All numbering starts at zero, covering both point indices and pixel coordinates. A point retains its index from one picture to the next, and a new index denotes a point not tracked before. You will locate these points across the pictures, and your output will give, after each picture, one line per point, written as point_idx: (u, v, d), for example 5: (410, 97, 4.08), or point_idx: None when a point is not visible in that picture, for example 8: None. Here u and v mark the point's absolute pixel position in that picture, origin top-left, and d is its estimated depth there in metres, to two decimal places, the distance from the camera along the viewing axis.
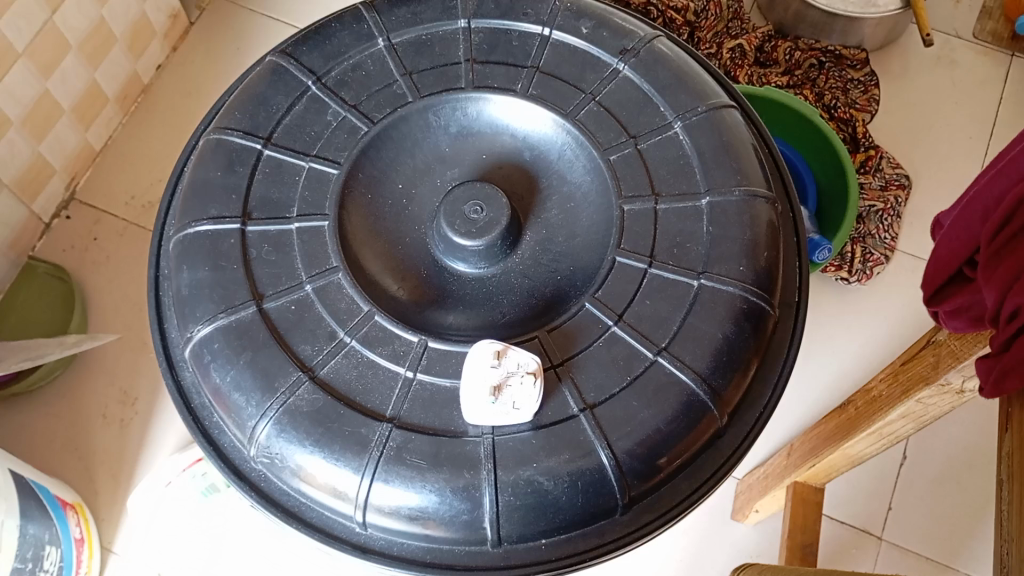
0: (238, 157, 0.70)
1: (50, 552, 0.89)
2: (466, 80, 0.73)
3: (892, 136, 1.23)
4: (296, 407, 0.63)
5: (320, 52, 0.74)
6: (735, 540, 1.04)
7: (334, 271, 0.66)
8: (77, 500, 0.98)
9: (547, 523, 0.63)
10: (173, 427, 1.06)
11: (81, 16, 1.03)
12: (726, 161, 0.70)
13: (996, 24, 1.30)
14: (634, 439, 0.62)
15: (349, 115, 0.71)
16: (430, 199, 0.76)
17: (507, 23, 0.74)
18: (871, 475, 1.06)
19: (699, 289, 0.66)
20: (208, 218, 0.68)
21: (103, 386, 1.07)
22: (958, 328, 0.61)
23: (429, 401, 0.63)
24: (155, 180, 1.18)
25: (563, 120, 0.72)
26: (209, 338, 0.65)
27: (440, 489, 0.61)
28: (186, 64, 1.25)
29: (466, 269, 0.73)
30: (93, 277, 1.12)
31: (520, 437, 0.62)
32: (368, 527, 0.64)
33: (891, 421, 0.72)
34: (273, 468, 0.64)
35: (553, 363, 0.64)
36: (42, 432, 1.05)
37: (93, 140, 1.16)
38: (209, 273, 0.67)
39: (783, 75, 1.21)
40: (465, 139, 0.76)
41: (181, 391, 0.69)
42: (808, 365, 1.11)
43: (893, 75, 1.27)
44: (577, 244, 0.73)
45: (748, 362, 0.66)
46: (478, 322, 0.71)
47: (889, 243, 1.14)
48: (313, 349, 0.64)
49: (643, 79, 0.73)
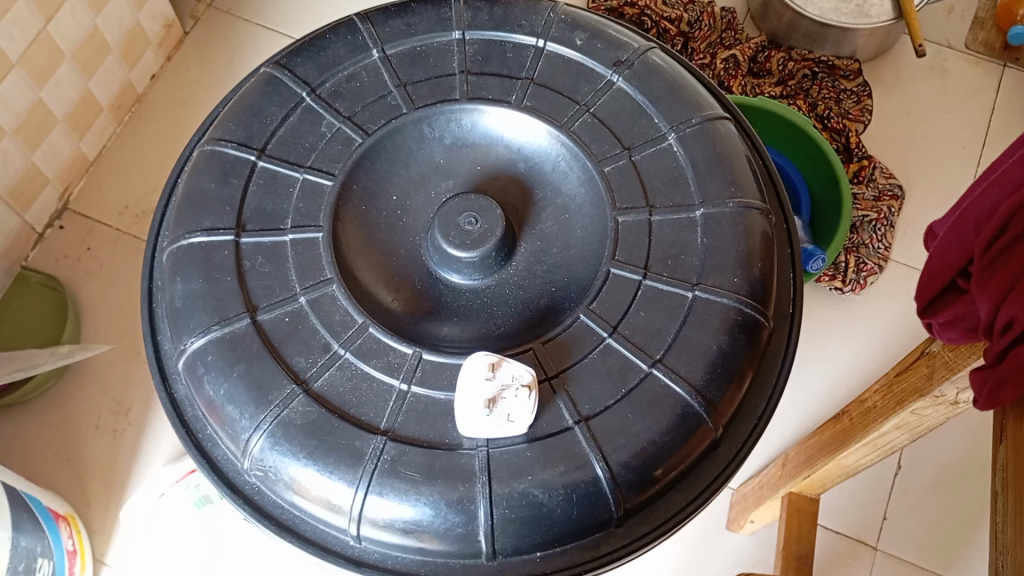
0: (232, 168, 0.70)
1: (42, 564, 0.88)
2: (461, 91, 0.73)
3: (884, 145, 1.23)
4: (290, 420, 0.62)
5: (314, 63, 0.74)
6: (729, 549, 1.04)
7: (328, 283, 0.66)
8: (70, 512, 0.98)
9: (542, 535, 0.62)
10: (166, 437, 1.06)
11: (75, 24, 1.03)
12: (721, 172, 0.70)
13: (988, 34, 1.30)
14: (629, 451, 0.62)
15: (344, 127, 0.71)
16: (424, 210, 0.76)
17: (501, 35, 0.74)
18: (865, 484, 1.06)
19: (693, 301, 0.66)
20: (202, 230, 0.68)
21: (96, 396, 1.07)
22: (952, 339, 0.61)
23: (424, 413, 0.63)
24: (149, 190, 1.17)
25: (557, 132, 0.72)
26: (203, 350, 0.65)
27: (434, 502, 0.61)
28: (180, 72, 1.25)
29: (461, 280, 0.73)
30: (87, 287, 1.12)
31: (514, 450, 0.61)
32: (362, 540, 0.64)
33: (886, 432, 0.72)
34: (266, 481, 0.64)
35: (547, 375, 0.64)
36: (33, 443, 1.04)
37: (87, 149, 1.16)
38: (202, 284, 0.66)
39: (776, 85, 1.22)
40: (459, 150, 0.76)
41: (174, 403, 0.68)
42: (803, 375, 1.11)
43: (886, 85, 1.27)
44: (572, 254, 0.73)
45: (743, 373, 0.66)
46: (473, 333, 0.70)
47: (883, 253, 1.14)
48: (307, 361, 0.64)
49: (637, 90, 0.73)
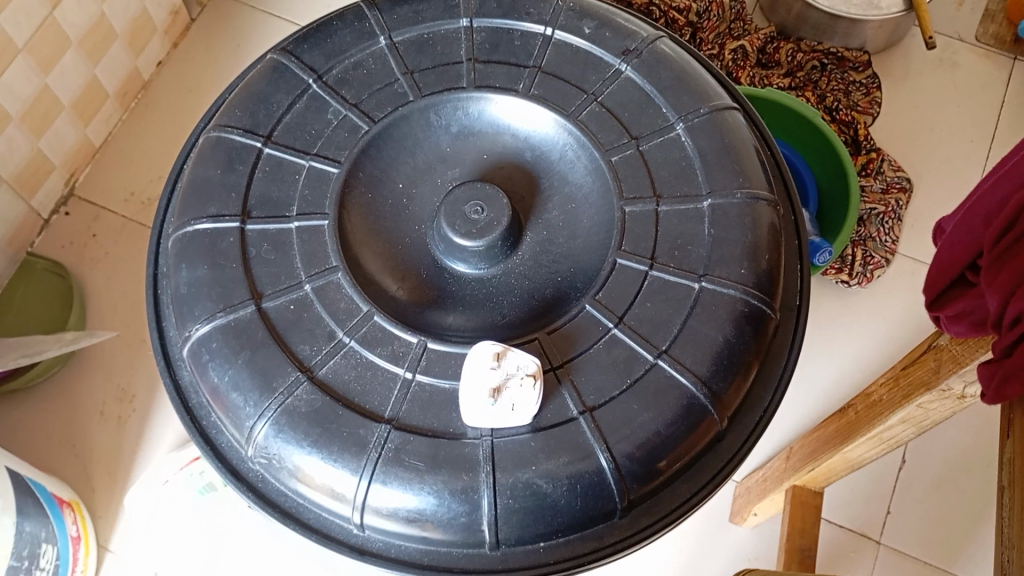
0: (238, 154, 0.70)
1: (46, 549, 0.88)
2: (468, 79, 0.72)
3: (893, 138, 1.22)
4: (294, 408, 0.62)
5: (321, 51, 0.73)
6: (732, 543, 1.04)
7: (333, 271, 0.66)
8: (74, 498, 0.98)
9: (546, 526, 0.62)
10: (171, 424, 1.06)
11: (80, 11, 1.02)
12: (729, 163, 0.69)
13: (999, 27, 1.29)
14: (634, 442, 0.62)
15: (350, 114, 0.71)
16: (430, 198, 0.76)
17: (509, 23, 0.74)
18: (870, 478, 1.06)
19: (699, 292, 0.66)
20: (207, 217, 0.68)
21: (101, 382, 1.07)
22: (960, 332, 0.61)
23: (428, 402, 0.63)
24: (154, 177, 1.17)
25: (564, 121, 0.71)
26: (208, 337, 0.65)
27: (438, 491, 0.61)
28: (187, 60, 1.25)
29: (466, 269, 0.72)
30: (92, 274, 1.12)
31: (519, 439, 0.61)
32: (365, 529, 0.64)
33: (891, 425, 0.71)
34: (270, 469, 0.64)
35: (552, 365, 0.64)
36: (38, 429, 1.04)
37: (93, 136, 1.16)
38: (207, 272, 0.66)
39: (785, 77, 1.21)
40: (466, 138, 0.76)
41: (178, 390, 0.68)
42: (808, 368, 1.11)
43: (894, 77, 1.26)
44: (578, 245, 0.73)
45: (749, 365, 0.66)
46: (477, 323, 0.70)
47: (890, 246, 1.14)
48: (312, 349, 0.64)
49: (645, 80, 0.72)
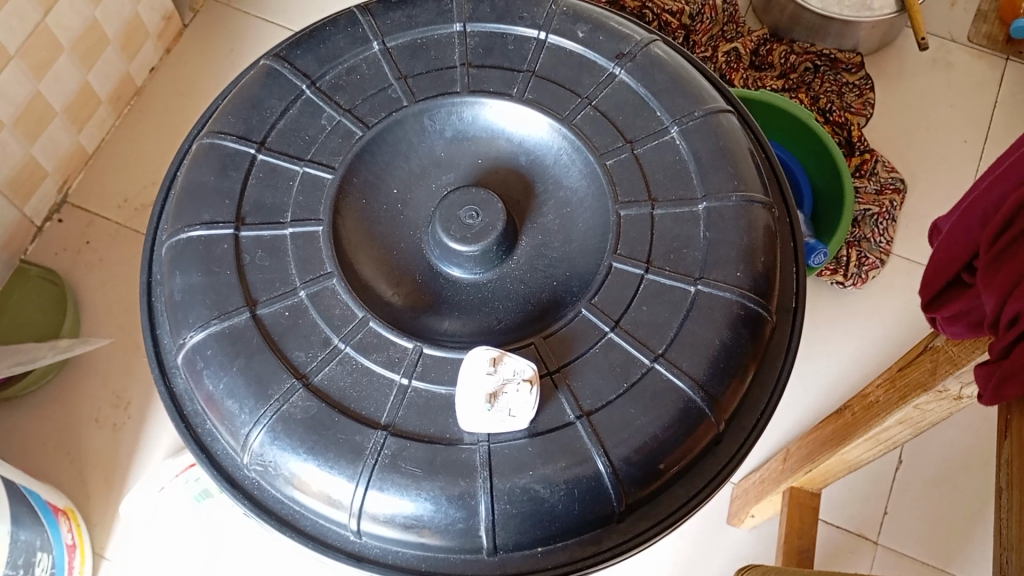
0: (232, 161, 0.69)
1: (41, 558, 0.88)
2: (462, 84, 0.72)
3: (886, 139, 1.23)
4: (290, 415, 0.62)
5: (314, 56, 0.73)
6: (730, 544, 1.04)
7: (328, 277, 0.66)
8: (69, 506, 0.97)
9: (543, 531, 0.62)
10: (166, 431, 1.06)
11: (75, 16, 1.02)
12: (724, 166, 0.70)
13: (991, 27, 1.30)
14: (631, 446, 0.62)
15: (344, 120, 0.71)
16: (425, 203, 0.75)
17: (503, 27, 0.74)
18: (866, 479, 1.06)
19: (696, 295, 0.66)
20: (201, 223, 0.67)
21: (95, 389, 1.07)
22: (957, 333, 0.61)
23: (425, 408, 0.62)
24: (148, 183, 1.17)
25: (559, 125, 0.71)
26: (203, 344, 0.65)
27: (435, 497, 0.60)
28: (180, 65, 1.24)
29: (462, 274, 0.72)
30: (86, 280, 1.11)
31: (515, 444, 0.61)
32: (362, 535, 0.63)
33: (888, 426, 0.71)
34: (266, 476, 0.63)
35: (549, 369, 0.63)
36: (32, 437, 1.04)
37: (86, 141, 1.15)
38: (201, 278, 0.66)
39: (778, 78, 1.21)
40: (460, 143, 0.76)
41: (173, 398, 0.68)
42: (803, 370, 1.11)
43: (888, 78, 1.27)
44: (574, 249, 0.73)
45: (746, 368, 0.66)
46: (473, 328, 0.70)
47: (884, 247, 1.14)
48: (307, 356, 0.64)
49: (639, 83, 0.72)
